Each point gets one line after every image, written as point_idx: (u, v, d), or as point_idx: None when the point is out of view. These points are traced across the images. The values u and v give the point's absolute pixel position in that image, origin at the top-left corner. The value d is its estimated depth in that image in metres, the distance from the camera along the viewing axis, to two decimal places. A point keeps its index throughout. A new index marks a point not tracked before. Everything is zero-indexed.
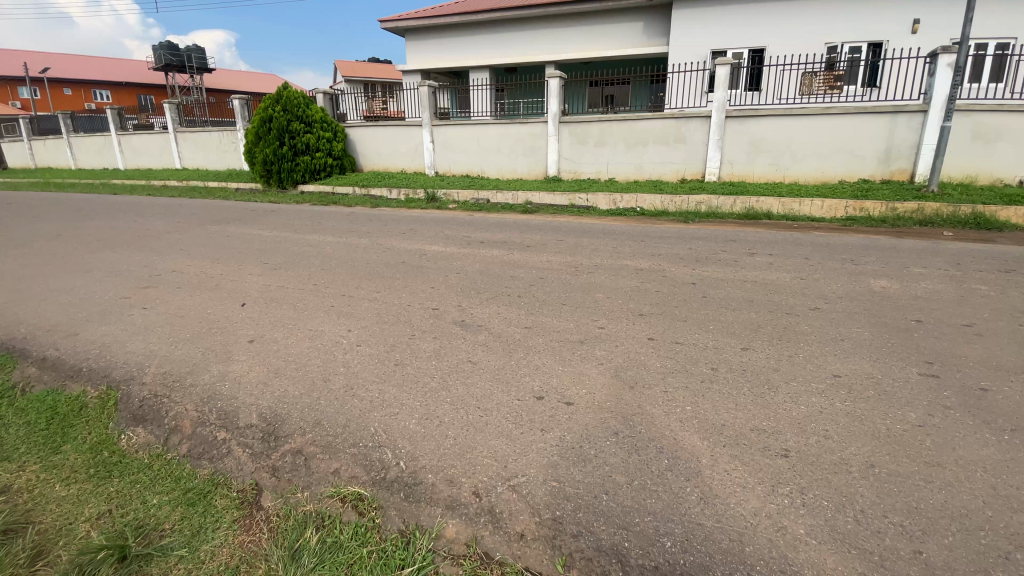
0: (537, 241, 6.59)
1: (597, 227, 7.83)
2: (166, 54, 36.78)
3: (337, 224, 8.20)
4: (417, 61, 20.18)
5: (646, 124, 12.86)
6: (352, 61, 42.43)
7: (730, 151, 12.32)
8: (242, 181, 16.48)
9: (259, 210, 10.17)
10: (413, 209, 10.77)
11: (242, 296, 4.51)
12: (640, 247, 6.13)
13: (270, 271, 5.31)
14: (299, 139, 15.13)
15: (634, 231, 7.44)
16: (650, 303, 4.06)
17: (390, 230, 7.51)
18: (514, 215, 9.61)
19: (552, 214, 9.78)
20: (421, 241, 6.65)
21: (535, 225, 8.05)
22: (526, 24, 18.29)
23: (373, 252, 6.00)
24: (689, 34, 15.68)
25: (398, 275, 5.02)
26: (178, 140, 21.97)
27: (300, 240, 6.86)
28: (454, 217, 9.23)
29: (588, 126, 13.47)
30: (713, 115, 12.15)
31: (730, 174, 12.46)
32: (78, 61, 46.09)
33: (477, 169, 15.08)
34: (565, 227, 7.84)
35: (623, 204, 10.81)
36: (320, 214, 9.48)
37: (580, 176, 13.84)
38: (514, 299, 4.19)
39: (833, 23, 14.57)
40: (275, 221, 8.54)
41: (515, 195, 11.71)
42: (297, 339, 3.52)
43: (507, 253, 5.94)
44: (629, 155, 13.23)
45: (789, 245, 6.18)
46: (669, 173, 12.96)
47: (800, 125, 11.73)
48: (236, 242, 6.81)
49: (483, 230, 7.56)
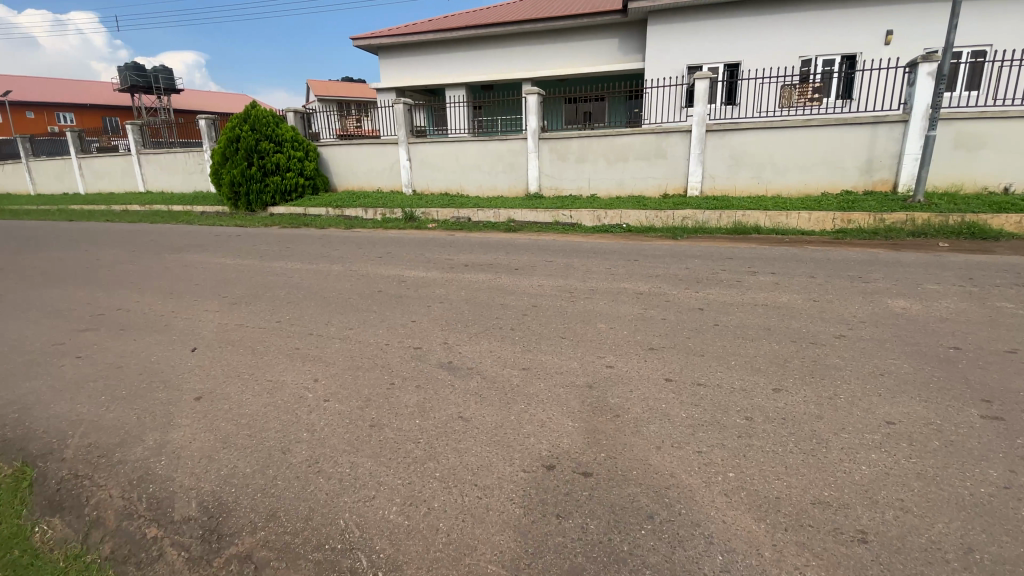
0: (525, 263, 6.15)
1: (586, 245, 7.44)
2: (132, 75, 35.88)
3: (308, 248, 7.64)
4: (392, 79, 19.80)
5: (627, 139, 12.64)
6: (326, 82, 42.06)
7: (712, 165, 12.15)
8: (208, 204, 15.72)
9: (225, 234, 9.53)
10: (390, 229, 10.26)
11: (194, 339, 3.92)
12: (636, 267, 5.72)
13: (228, 306, 4.71)
14: (269, 159, 14.52)
15: (625, 248, 7.06)
16: (659, 333, 3.61)
17: (365, 254, 6.99)
18: (497, 235, 9.19)
19: (536, 232, 9.41)
20: (399, 265, 6.14)
21: (520, 245, 7.63)
22: (501, 40, 18.11)
23: (346, 281, 5.46)
24: (665, 49, 15.66)
25: (374, 306, 4.49)
26: (141, 163, 21.07)
27: (266, 268, 6.27)
28: (434, 237, 8.76)
29: (568, 142, 13.19)
30: (694, 129, 11.98)
31: (712, 188, 12.27)
32: (39, 83, 44.57)
33: (456, 187, 14.65)
34: (552, 246, 7.44)
35: (608, 221, 10.48)
36: (292, 238, 8.91)
37: (562, 192, 13.52)
38: (506, 333, 3.70)
39: (806, 38, 14.72)
40: (241, 247, 7.93)
41: (496, 212, 11.30)
42: (253, 395, 2.96)
43: (494, 277, 5.48)
44: (610, 171, 12.97)
45: (791, 262, 5.85)
46: (651, 188, 12.72)
47: (781, 137, 11.62)
48: (195, 272, 6.19)
49: (467, 251, 7.09)
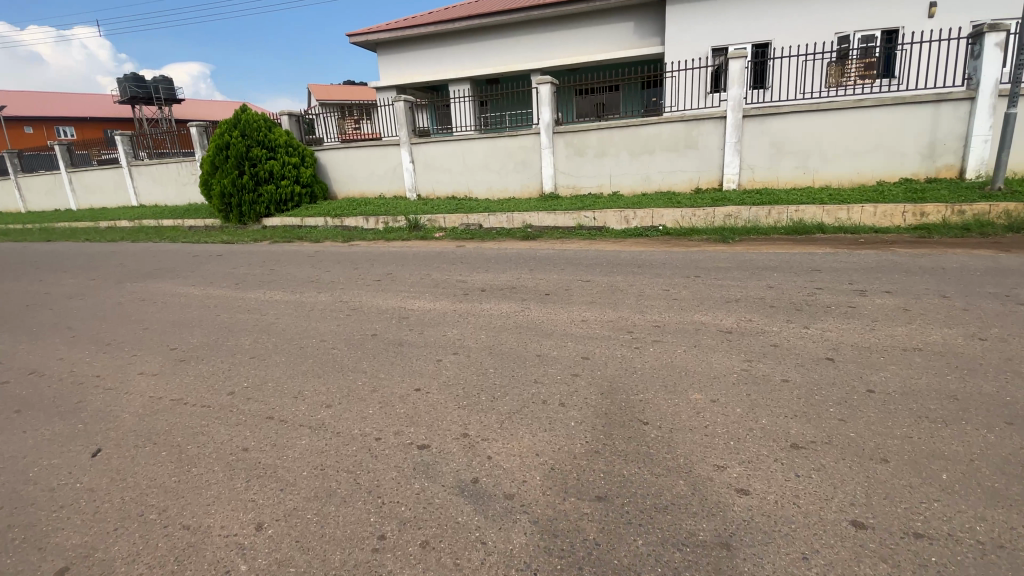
0: (554, 285, 4.91)
1: (624, 255, 6.19)
2: (132, 87, 35.17)
3: (292, 270, 6.49)
4: (391, 77, 18.68)
5: (652, 129, 11.34)
6: (327, 86, 41.26)
7: (750, 154, 10.83)
8: (199, 217, 14.67)
9: (207, 254, 8.44)
10: (393, 241, 9.12)
11: (108, 431, 2.75)
12: (702, 288, 4.46)
13: (170, 367, 3.52)
14: (261, 167, 13.43)
15: (675, 258, 5.79)
16: (792, 412, 2.35)
17: (360, 278, 5.80)
18: (515, 244, 8.00)
19: (560, 240, 8.19)
20: (399, 293, 4.94)
21: (544, 258, 6.39)
22: (505, 31, 16.89)
23: (331, 319, 4.25)
24: (685, 30, 14.31)
25: (363, 361, 3.28)
26: (134, 176, 20.18)
27: (236, 301, 5.11)
28: (441, 250, 7.57)
29: (586, 135, 11.91)
30: (728, 116, 10.67)
31: (750, 180, 10.96)
32: (39, 98, 44.14)
33: (464, 189, 13.47)
34: (583, 258, 6.21)
35: (637, 223, 9.25)
36: (280, 256, 7.77)
37: (579, 191, 12.28)
38: (555, 412, 2.47)
39: (841, 11, 13.29)
40: (216, 271, 6.80)
41: (510, 217, 10.10)
42: (150, 567, 1.76)
43: (521, 308, 4.25)
44: (634, 165, 11.69)
45: (901, 274, 4.54)
46: (680, 183, 11.44)
47: (828, 120, 10.27)
48: (149, 310, 5.04)
49: (481, 269, 5.88)
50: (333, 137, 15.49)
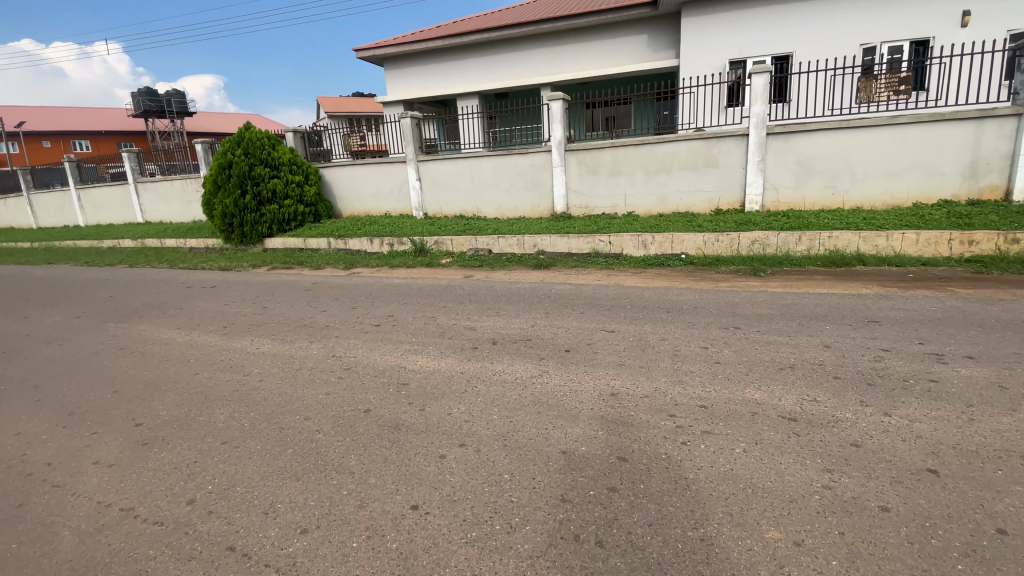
0: (574, 336, 4.34)
1: (648, 294, 5.62)
2: (145, 100, 35.33)
3: (286, 310, 5.98)
4: (398, 92, 18.32)
5: (670, 146, 10.79)
6: (337, 99, 41.39)
7: (775, 174, 10.25)
8: (201, 236, 14.29)
9: (202, 284, 7.99)
10: (399, 269, 8.66)
11: (36, 561, 2.22)
12: (745, 346, 3.87)
13: (129, 455, 3.01)
14: (264, 186, 13.04)
15: (707, 299, 5.20)
16: (905, 572, 1.80)
17: (358, 322, 5.27)
18: (527, 275, 7.46)
19: (576, 268, 7.66)
20: (401, 346, 4.40)
21: (560, 295, 5.84)
22: (515, 44, 16.49)
23: (320, 383, 3.72)
24: (702, 43, 13.79)
25: (352, 456, 2.73)
26: (139, 192, 19.96)
27: (220, 354, 4.60)
28: (448, 283, 7.05)
29: (599, 152, 11.38)
30: (751, 133, 10.10)
31: (775, 201, 10.37)
32: (53, 112, 44.64)
33: (472, 208, 12.98)
34: (603, 296, 5.64)
35: (656, 249, 8.68)
36: (277, 288, 7.30)
37: (593, 212, 11.73)
38: (590, 558, 1.92)
39: (868, 22, 12.71)
40: (206, 308, 6.32)
41: (521, 241, 9.55)
42: None
43: (538, 369, 3.67)
44: (650, 184, 11.13)
45: (977, 332, 3.93)
46: (699, 203, 10.86)
47: (860, 138, 9.68)
48: (124, 365, 4.55)
49: (491, 311, 5.33)
50: (344, 151, 14.93)
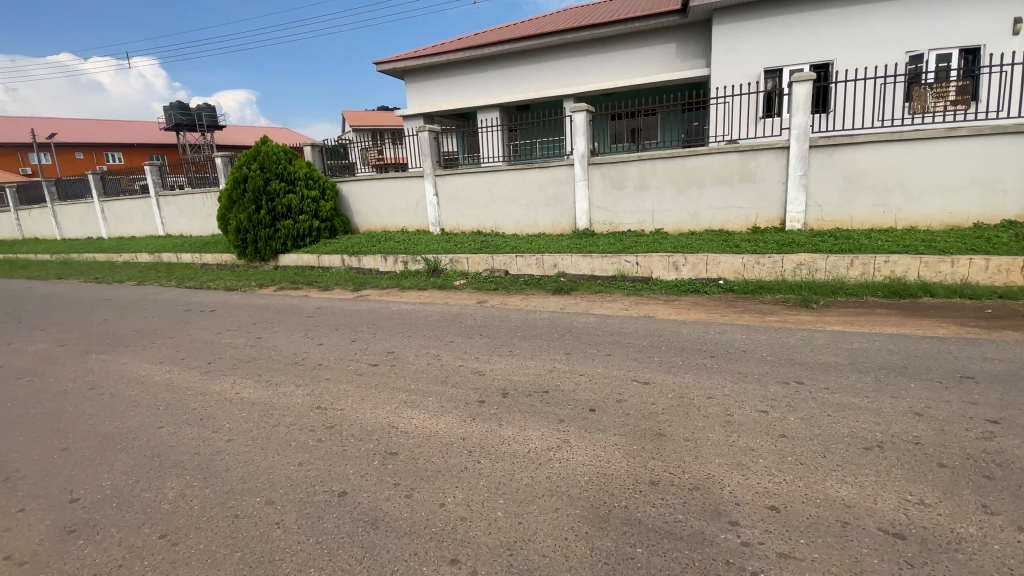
0: (600, 388, 3.63)
1: (685, 330, 4.88)
2: (176, 114, 36.10)
3: (279, 341, 5.42)
4: (418, 106, 17.99)
5: (702, 160, 10.03)
6: (361, 113, 41.80)
7: (818, 190, 9.40)
8: (216, 250, 14.04)
9: (201, 307, 7.55)
10: (410, 291, 8.11)
11: None
12: (814, 415, 3.12)
13: (48, 550, 2.45)
14: (279, 200, 12.71)
15: (755, 341, 4.44)
16: None
17: (352, 359, 4.64)
18: (547, 302, 6.78)
19: (600, 294, 6.97)
20: (396, 396, 3.76)
21: (582, 328, 5.15)
22: (536, 56, 16.00)
23: (294, 448, 3.11)
24: (733, 52, 13.04)
25: (310, 570, 2.11)
26: (161, 205, 20.02)
27: (193, 400, 4.05)
28: (459, 310, 6.41)
29: (625, 166, 10.68)
30: (792, 146, 9.31)
31: (818, 220, 9.51)
32: (90, 126, 46.12)
33: (491, 224, 12.40)
34: (633, 332, 4.92)
35: (688, 271, 7.94)
36: (277, 312, 6.79)
37: (617, 229, 11.01)
38: None
39: (914, 28, 11.77)
40: (196, 338, 5.83)
41: (540, 261, 8.89)
42: None
43: (557, 437, 2.98)
44: (680, 200, 10.37)
45: None
46: (734, 221, 10.06)
47: (914, 152, 8.80)
48: (87, 412, 4.04)
49: (504, 347, 4.65)
50: (368, 164, 14.45)
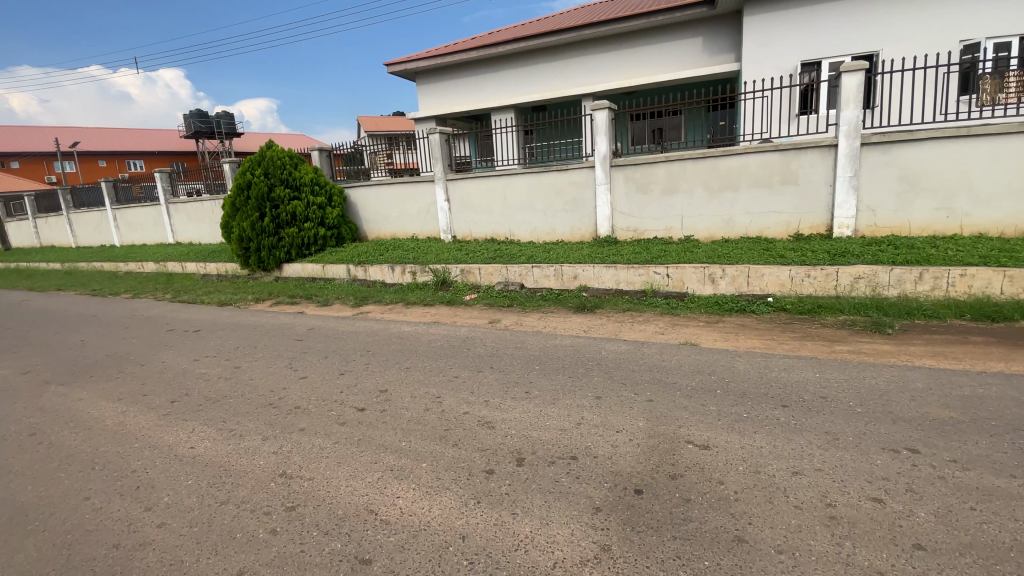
0: (644, 455, 2.78)
1: (740, 366, 3.99)
2: (195, 122, 36.19)
3: (257, 373, 4.66)
4: (430, 108, 17.32)
5: (738, 160, 9.09)
6: (376, 119, 41.60)
7: (870, 193, 8.41)
8: (220, 259, 13.48)
9: (186, 326, 6.85)
10: (417, 307, 7.35)
11: None
12: (951, 514, 2.24)
13: None
14: (283, 208, 12.09)
15: (834, 388, 3.54)
16: None
17: (334, 401, 3.84)
18: (569, 322, 5.94)
19: (631, 314, 6.11)
20: (381, 460, 2.94)
21: (613, 359, 4.30)
22: (554, 53, 15.20)
23: (238, 546, 2.32)
24: (767, 44, 12.07)
25: None
26: (171, 213, 19.67)
27: (137, 455, 3.31)
28: (467, 332, 5.59)
29: (651, 168, 9.78)
30: (841, 143, 8.33)
31: (871, 226, 8.52)
32: (111, 135, 46.69)
33: (505, 231, 11.61)
34: (676, 366, 4.04)
35: (728, 285, 7.05)
36: (266, 334, 6.08)
37: (642, 236, 10.12)
38: None
39: (971, 13, 10.67)
40: (168, 366, 5.11)
41: (559, 272, 8.06)
42: None
43: (593, 541, 2.15)
44: (712, 205, 9.43)
45: None
46: (774, 227, 9.11)
47: (982, 149, 7.79)
48: (10, 469, 3.31)
49: (519, 386, 3.82)
50: (380, 169, 13.70)
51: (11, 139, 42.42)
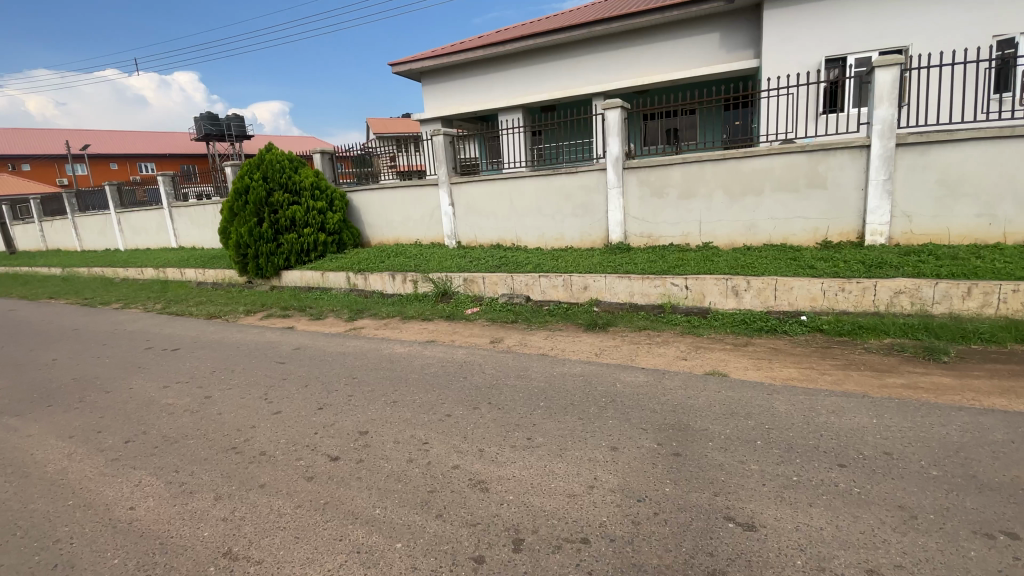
0: (672, 539, 2.22)
1: (780, 408, 3.39)
2: (206, 124, 36.09)
3: (227, 406, 4.15)
4: (436, 109, 16.83)
5: (761, 162, 8.46)
6: (385, 120, 41.28)
7: (906, 197, 7.73)
8: (219, 265, 13.08)
9: (167, 343, 6.37)
10: (416, 322, 6.82)
11: None
12: None
13: None
14: (282, 213, 11.63)
15: (897, 441, 2.94)
16: None
17: (305, 447, 3.31)
18: (579, 342, 5.37)
19: (648, 333, 5.52)
20: (347, 536, 2.41)
21: (630, 394, 3.73)
22: (564, 51, 14.62)
23: None
24: (787, 40, 11.41)
25: None
26: (174, 217, 19.37)
27: (67, 519, 2.81)
28: (465, 354, 5.01)
29: (666, 171, 9.16)
30: (874, 143, 7.67)
31: (906, 233, 7.84)
32: (123, 137, 46.86)
33: (511, 236, 11.06)
34: (704, 406, 3.46)
35: (753, 299, 6.44)
36: (248, 354, 5.57)
37: (657, 243, 9.50)
38: None
39: (1010, 4, 9.93)
40: (134, 395, 4.62)
41: (569, 282, 7.48)
42: None
43: None
44: (733, 210, 8.80)
45: None
46: (799, 234, 8.47)
47: None
48: None
49: (519, 430, 3.26)
50: (387, 171, 13.05)
51: (24, 143, 42.71)
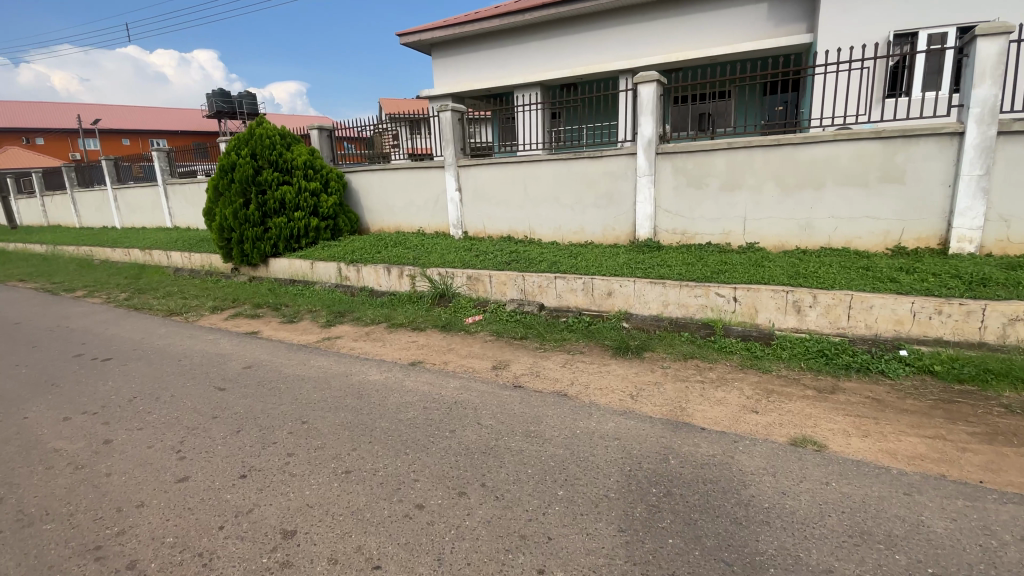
0: None
1: (936, 532, 2.14)
2: (217, 100, 34.50)
3: (123, 460, 3.00)
4: (447, 85, 15.49)
5: (824, 150, 7.07)
6: (398, 102, 39.99)
7: (1005, 198, 6.35)
8: (205, 249, 11.99)
9: (102, 350, 5.24)
10: (406, 332, 5.64)
11: None
12: None
13: None
14: (270, 194, 10.45)
15: None
16: None
17: (194, 560, 2.14)
18: (607, 375, 4.12)
19: (698, 364, 4.26)
20: None
21: (691, 481, 2.51)
22: (588, 23, 13.20)
23: None
24: (848, 11, 9.87)
25: None
26: (169, 195, 18.36)
27: None
28: (456, 390, 3.81)
29: (708, 158, 7.81)
30: (969, 130, 6.28)
31: (1001, 240, 6.49)
32: (134, 112, 46.01)
33: (524, 228, 9.81)
34: (815, 518, 2.22)
35: (821, 317, 5.14)
36: (187, 373, 4.40)
37: (692, 241, 8.21)
38: None
39: None
40: (18, 430, 3.48)
41: (591, 286, 6.23)
42: None
43: None
44: (786, 206, 7.47)
45: None
46: (866, 237, 7.13)
47: None
48: None
49: (524, 553, 2.07)
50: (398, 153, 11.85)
51: (35, 116, 41.97)
